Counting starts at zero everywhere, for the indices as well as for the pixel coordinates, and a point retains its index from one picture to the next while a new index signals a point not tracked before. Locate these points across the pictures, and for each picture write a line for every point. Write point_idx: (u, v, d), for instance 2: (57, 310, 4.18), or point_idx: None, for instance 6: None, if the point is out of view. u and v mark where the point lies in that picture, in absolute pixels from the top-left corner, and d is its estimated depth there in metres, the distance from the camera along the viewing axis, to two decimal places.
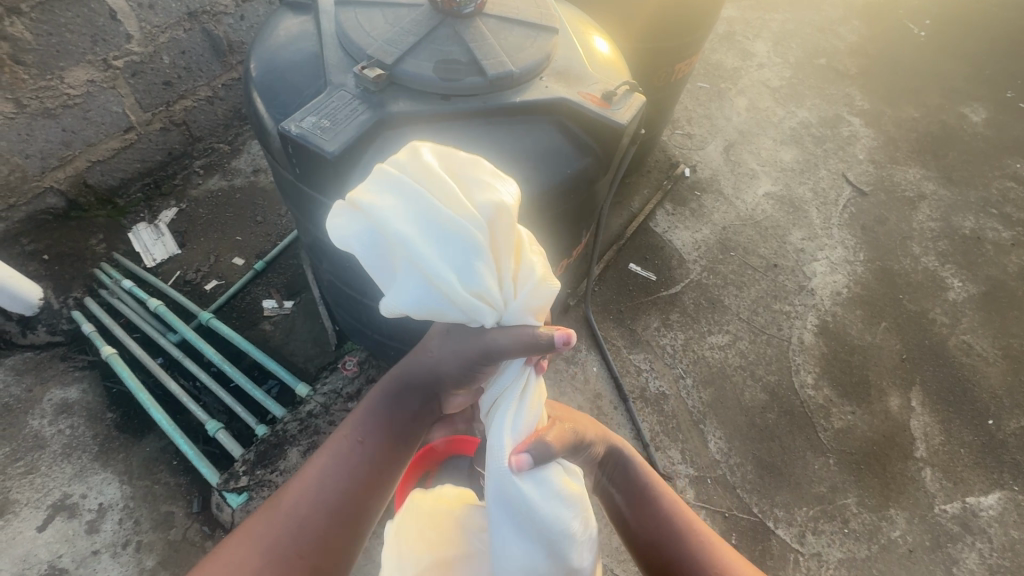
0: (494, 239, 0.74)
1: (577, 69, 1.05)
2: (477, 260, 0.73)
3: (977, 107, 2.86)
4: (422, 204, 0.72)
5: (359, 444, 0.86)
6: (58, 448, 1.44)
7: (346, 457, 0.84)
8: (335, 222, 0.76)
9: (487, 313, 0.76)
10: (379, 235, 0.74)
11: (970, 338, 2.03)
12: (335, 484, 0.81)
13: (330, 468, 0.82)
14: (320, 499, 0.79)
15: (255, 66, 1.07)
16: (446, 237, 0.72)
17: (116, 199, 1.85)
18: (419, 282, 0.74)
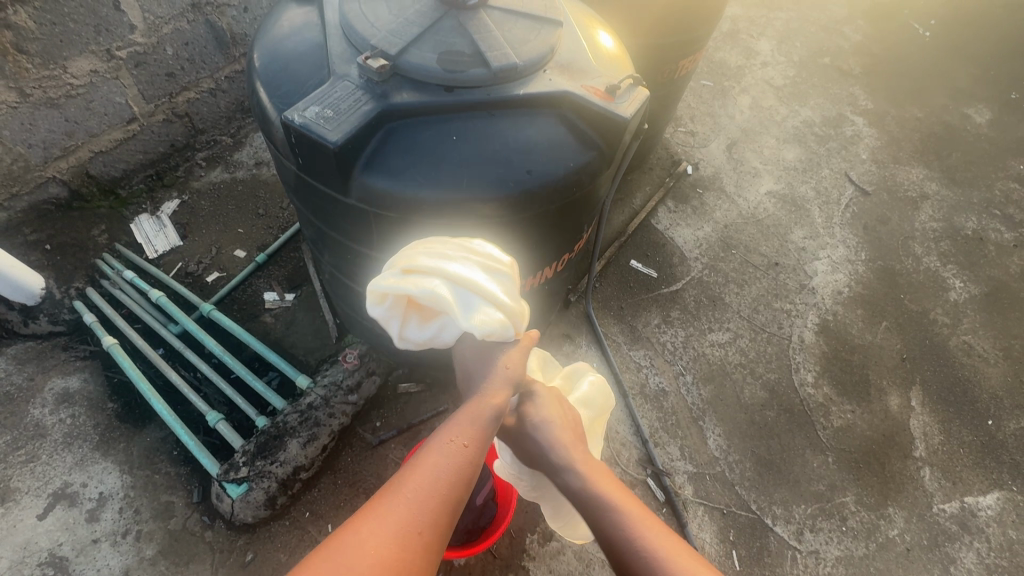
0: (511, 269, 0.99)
1: (582, 63, 1.05)
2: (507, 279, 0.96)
3: (981, 108, 2.86)
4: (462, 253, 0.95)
5: (464, 445, 0.79)
6: (59, 437, 1.45)
7: (453, 455, 0.77)
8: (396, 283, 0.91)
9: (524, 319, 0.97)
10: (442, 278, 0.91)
11: (970, 339, 2.03)
12: (446, 477, 0.75)
13: (442, 465, 0.76)
14: (439, 485, 0.74)
15: (258, 56, 1.06)
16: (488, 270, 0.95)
17: (119, 189, 1.85)
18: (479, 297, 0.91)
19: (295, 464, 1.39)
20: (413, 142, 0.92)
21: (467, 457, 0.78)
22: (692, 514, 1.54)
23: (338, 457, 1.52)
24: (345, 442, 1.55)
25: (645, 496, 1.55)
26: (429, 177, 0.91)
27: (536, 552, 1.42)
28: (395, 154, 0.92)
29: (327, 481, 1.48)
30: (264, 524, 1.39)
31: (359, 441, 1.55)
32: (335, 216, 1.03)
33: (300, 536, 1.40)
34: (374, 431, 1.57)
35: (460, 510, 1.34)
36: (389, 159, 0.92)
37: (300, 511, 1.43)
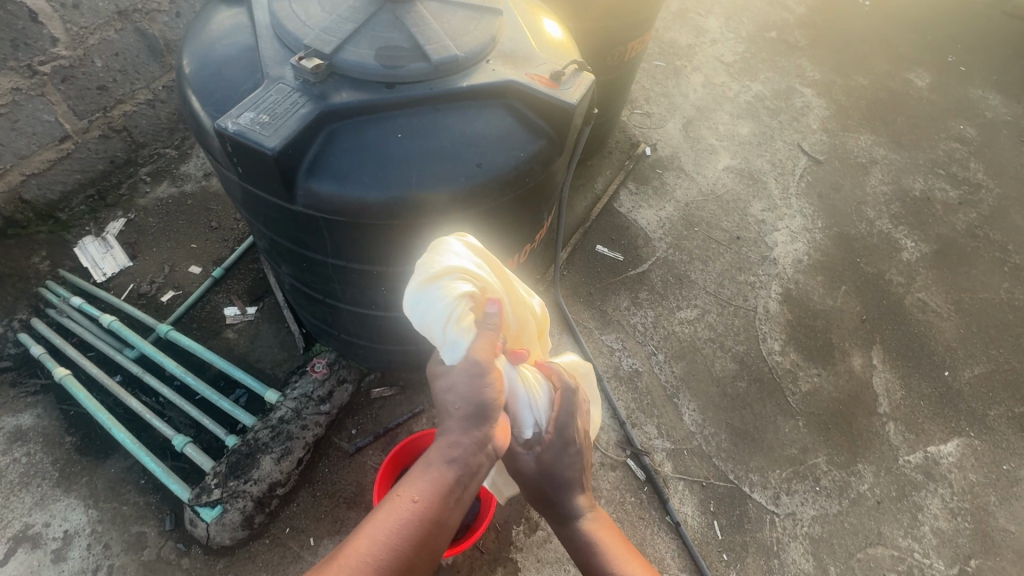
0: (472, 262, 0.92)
1: (525, 51, 1.03)
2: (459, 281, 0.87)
3: (921, 72, 2.96)
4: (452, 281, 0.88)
5: (413, 500, 0.73)
6: (15, 477, 1.38)
7: (398, 514, 0.72)
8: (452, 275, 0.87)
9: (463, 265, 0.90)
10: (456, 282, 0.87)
11: (924, 295, 2.12)
12: (386, 542, 0.70)
13: (385, 526, 0.71)
14: (374, 564, 0.68)
15: (188, 63, 1.01)
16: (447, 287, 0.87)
17: (58, 212, 1.75)
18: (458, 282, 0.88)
19: (270, 480, 1.36)
20: (357, 142, 0.90)
21: (416, 516, 0.72)
22: (673, 489, 1.58)
23: (315, 469, 1.48)
24: (322, 454, 1.51)
25: (626, 476, 1.57)
26: (375, 177, 0.89)
27: (522, 543, 1.43)
28: (338, 156, 0.89)
29: (306, 494, 1.45)
30: (243, 544, 1.35)
31: (336, 450, 1.52)
32: (284, 223, 1.00)
33: (281, 553, 1.36)
34: (351, 439, 1.54)
35: None
36: (333, 161, 0.89)
37: (280, 528, 1.39)
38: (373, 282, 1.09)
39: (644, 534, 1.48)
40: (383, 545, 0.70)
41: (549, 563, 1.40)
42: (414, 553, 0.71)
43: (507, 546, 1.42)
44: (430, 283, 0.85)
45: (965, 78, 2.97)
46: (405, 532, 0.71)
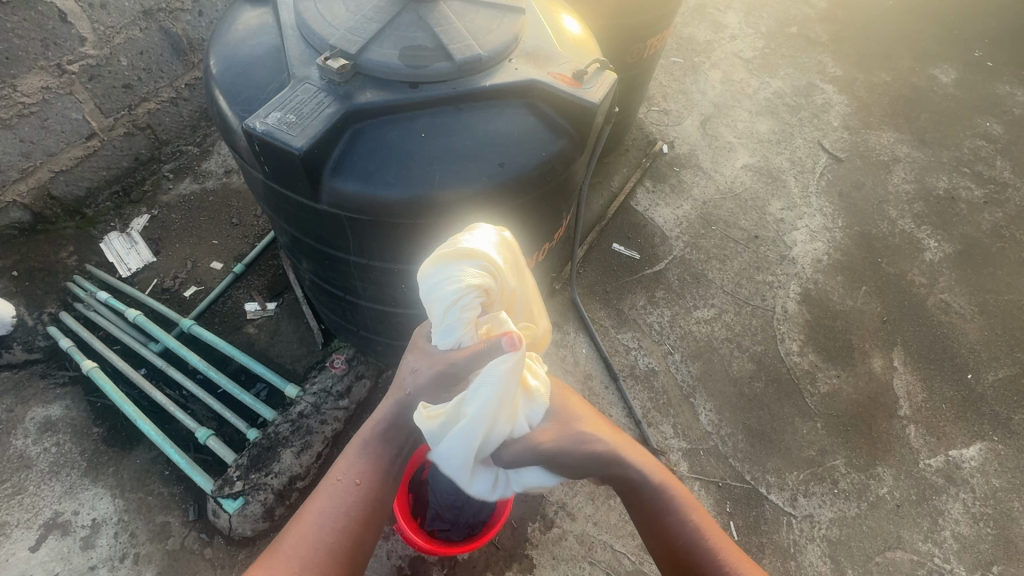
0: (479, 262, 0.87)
1: (547, 50, 1.03)
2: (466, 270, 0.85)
3: (947, 68, 2.89)
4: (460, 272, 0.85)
5: (354, 484, 0.88)
6: (45, 467, 1.42)
7: (343, 497, 0.86)
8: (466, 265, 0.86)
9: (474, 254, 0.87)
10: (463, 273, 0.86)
11: (947, 297, 2.08)
12: (333, 525, 0.84)
13: (331, 508, 0.85)
14: (323, 536, 0.82)
15: (215, 62, 1.03)
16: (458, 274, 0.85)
17: (84, 209, 1.79)
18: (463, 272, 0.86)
19: (291, 473, 1.38)
20: (381, 141, 0.90)
21: (360, 496, 0.88)
22: (689, 489, 1.57)
23: (334, 463, 1.51)
24: (340, 448, 1.54)
25: None
26: (399, 176, 0.90)
27: (538, 540, 1.44)
28: (362, 156, 0.90)
29: None
30: (263, 536, 1.38)
31: None
32: (308, 221, 1.01)
33: None
34: None
35: (461, 506, 1.30)
36: (357, 160, 0.90)
37: None
38: (394, 279, 1.10)
39: None
40: (328, 523, 0.84)
41: (564, 560, 1.41)
42: (361, 529, 0.86)
43: (522, 542, 1.43)
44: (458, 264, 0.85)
45: (992, 74, 2.90)
46: (346, 506, 0.86)
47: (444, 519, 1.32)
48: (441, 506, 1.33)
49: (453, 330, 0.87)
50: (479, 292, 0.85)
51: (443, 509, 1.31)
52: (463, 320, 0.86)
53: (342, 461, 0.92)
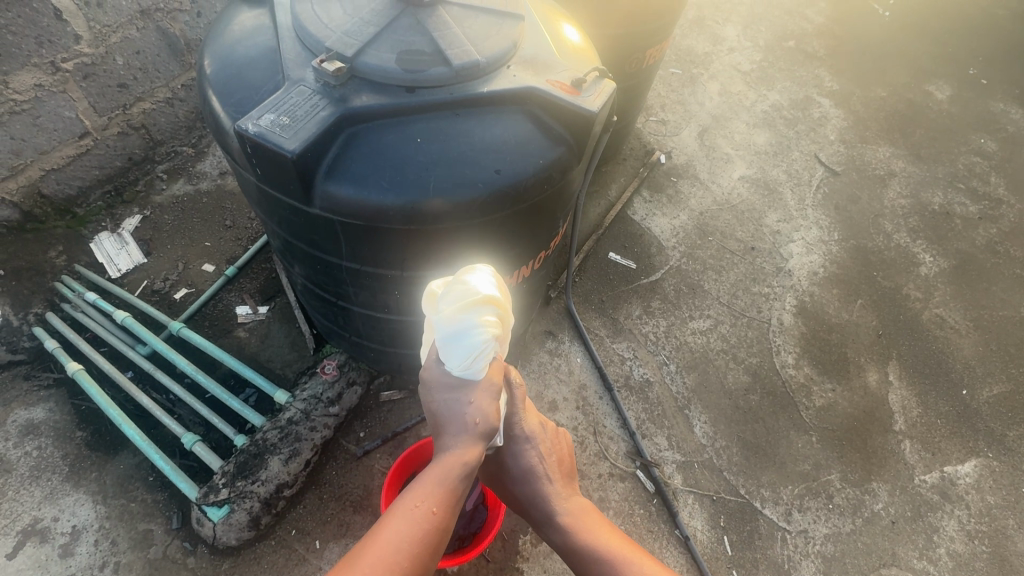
0: (496, 309, 0.89)
1: (546, 57, 1.02)
2: (479, 315, 0.85)
3: (941, 84, 2.92)
4: (467, 321, 0.85)
5: (433, 512, 0.79)
6: (25, 471, 1.38)
7: (421, 523, 0.78)
8: (476, 320, 0.85)
9: (486, 305, 0.87)
10: (470, 323, 0.85)
11: (943, 311, 2.08)
12: (410, 546, 0.76)
13: (405, 532, 0.76)
14: (401, 563, 0.74)
15: (209, 62, 1.02)
16: (465, 322, 0.85)
17: (75, 208, 1.76)
18: (472, 321, 0.85)
19: (278, 481, 1.36)
20: (375, 146, 0.89)
21: (435, 524, 0.78)
22: (683, 503, 1.55)
23: (322, 471, 1.48)
24: (330, 456, 1.51)
25: (635, 488, 1.56)
26: (394, 181, 0.89)
27: (528, 553, 1.41)
28: (357, 160, 0.89)
29: (313, 496, 1.44)
30: (249, 545, 1.35)
31: (343, 453, 1.51)
32: (300, 224, 0.99)
33: (287, 555, 1.35)
34: (359, 441, 1.53)
35: None
36: (351, 164, 0.88)
37: (286, 530, 1.39)
38: (387, 285, 1.08)
39: (652, 546, 1.47)
40: (405, 546, 0.75)
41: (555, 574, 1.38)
42: (431, 553, 0.78)
43: (513, 555, 1.40)
44: (469, 309, 0.86)
45: (986, 91, 2.93)
46: (421, 530, 0.77)
47: None
48: None
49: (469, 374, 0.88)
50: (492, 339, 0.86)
51: None
52: (483, 363, 0.87)
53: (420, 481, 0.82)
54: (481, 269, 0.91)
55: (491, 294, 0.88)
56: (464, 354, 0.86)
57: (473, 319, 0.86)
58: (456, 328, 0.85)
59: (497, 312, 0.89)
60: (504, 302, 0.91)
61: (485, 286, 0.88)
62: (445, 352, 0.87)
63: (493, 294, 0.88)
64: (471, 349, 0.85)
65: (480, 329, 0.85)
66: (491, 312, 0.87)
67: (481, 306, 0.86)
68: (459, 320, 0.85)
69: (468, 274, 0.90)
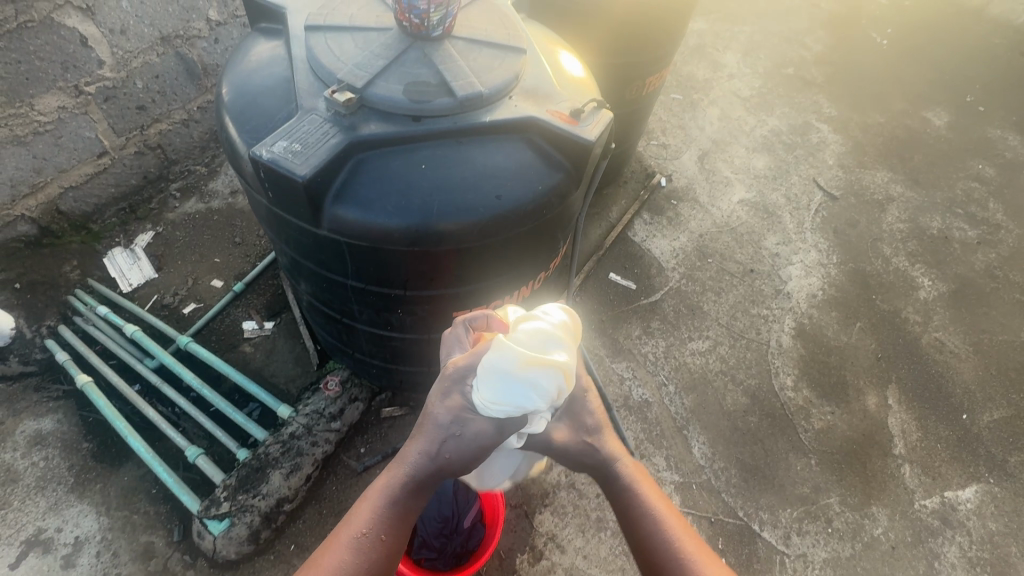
0: (561, 385, 0.87)
1: (546, 88, 1.07)
2: (548, 382, 0.84)
3: (939, 111, 2.97)
4: (535, 379, 0.82)
5: (381, 538, 0.88)
6: (32, 481, 1.41)
7: (367, 552, 0.87)
8: (541, 383, 0.83)
9: (558, 377, 0.85)
10: (536, 382, 0.83)
11: (942, 335, 2.09)
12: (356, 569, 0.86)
13: (351, 559, 0.86)
14: None
15: (227, 90, 1.07)
16: (535, 379, 0.82)
17: (90, 224, 1.81)
18: (536, 382, 0.83)
19: (278, 496, 1.37)
20: (382, 172, 0.94)
21: (381, 550, 0.88)
22: None
23: (323, 486, 1.49)
24: (330, 471, 1.53)
25: None
26: (399, 205, 0.93)
27: (525, 572, 1.42)
28: (364, 185, 0.93)
29: (313, 511, 1.45)
30: (248, 559, 1.36)
31: (343, 468, 1.53)
32: (308, 244, 1.03)
33: (285, 570, 1.36)
34: (359, 457, 1.55)
35: (448, 534, 1.32)
36: (359, 188, 0.93)
37: (285, 545, 1.40)
38: (391, 303, 1.12)
39: None
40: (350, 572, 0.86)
41: None
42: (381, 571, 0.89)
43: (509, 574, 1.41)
44: (545, 372, 0.84)
45: (983, 118, 2.98)
46: (366, 558, 0.87)
47: (431, 547, 1.31)
48: (428, 533, 1.32)
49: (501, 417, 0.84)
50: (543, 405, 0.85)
51: (429, 537, 1.31)
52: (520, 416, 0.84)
53: (370, 508, 0.90)
54: (559, 336, 0.91)
55: (568, 372, 0.87)
56: (515, 401, 0.82)
57: (544, 380, 0.83)
58: (523, 375, 0.82)
59: (562, 387, 0.87)
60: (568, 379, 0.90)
61: (558, 355, 0.88)
62: (490, 380, 0.82)
63: (566, 370, 0.87)
64: (522, 401, 0.82)
65: (543, 393, 0.83)
66: (556, 384, 0.86)
67: (552, 375, 0.84)
68: (529, 372, 0.82)
69: (546, 337, 0.89)
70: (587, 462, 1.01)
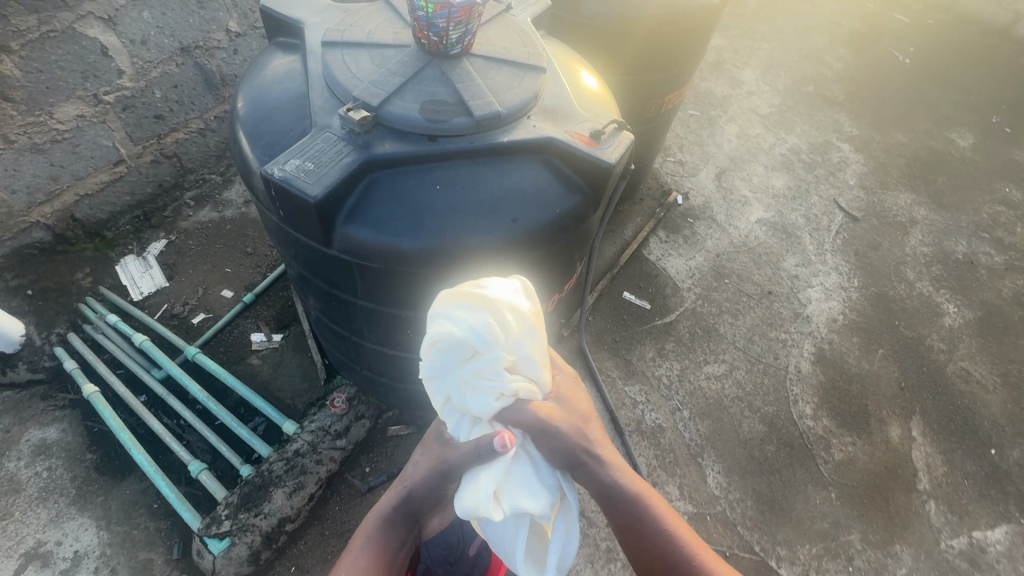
0: (496, 324, 0.77)
1: (566, 108, 1.04)
2: (463, 314, 0.77)
3: (964, 132, 2.91)
4: (445, 314, 0.78)
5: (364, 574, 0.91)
6: (34, 492, 1.39)
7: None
8: (454, 317, 0.77)
9: (480, 312, 0.76)
10: (448, 319, 0.78)
11: (968, 365, 2.01)
12: None
13: None
14: None
15: (241, 104, 1.06)
16: (446, 313, 0.78)
17: (104, 231, 1.82)
18: (449, 317, 0.78)
19: (280, 515, 1.34)
20: (395, 192, 0.91)
21: None
22: None
23: (326, 506, 1.46)
24: (334, 490, 1.49)
25: None
26: (411, 227, 0.90)
27: None
28: (377, 205, 0.90)
29: (315, 532, 1.42)
30: None
31: (347, 488, 1.49)
32: (318, 264, 1.01)
33: None
34: (364, 477, 1.51)
35: (453, 562, 1.28)
36: (371, 208, 0.90)
37: (286, 566, 1.36)
38: (401, 324, 1.09)
39: None
40: None
41: None
42: None
43: None
44: (457, 302, 0.78)
45: (1010, 140, 2.91)
46: None
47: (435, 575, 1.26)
48: (432, 561, 1.27)
49: (441, 373, 0.80)
50: (465, 343, 0.76)
51: (433, 564, 1.27)
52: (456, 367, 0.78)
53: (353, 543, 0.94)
54: (505, 283, 0.82)
55: (495, 302, 0.77)
56: (441, 349, 0.79)
57: (456, 312, 0.78)
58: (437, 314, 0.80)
59: (498, 329, 0.77)
60: (512, 318, 0.78)
61: (488, 293, 0.80)
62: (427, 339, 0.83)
63: (493, 302, 0.78)
64: (442, 344, 0.78)
65: (459, 327, 0.76)
66: (483, 320, 0.77)
67: (470, 307, 0.77)
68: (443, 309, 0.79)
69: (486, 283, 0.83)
70: (586, 476, 0.89)
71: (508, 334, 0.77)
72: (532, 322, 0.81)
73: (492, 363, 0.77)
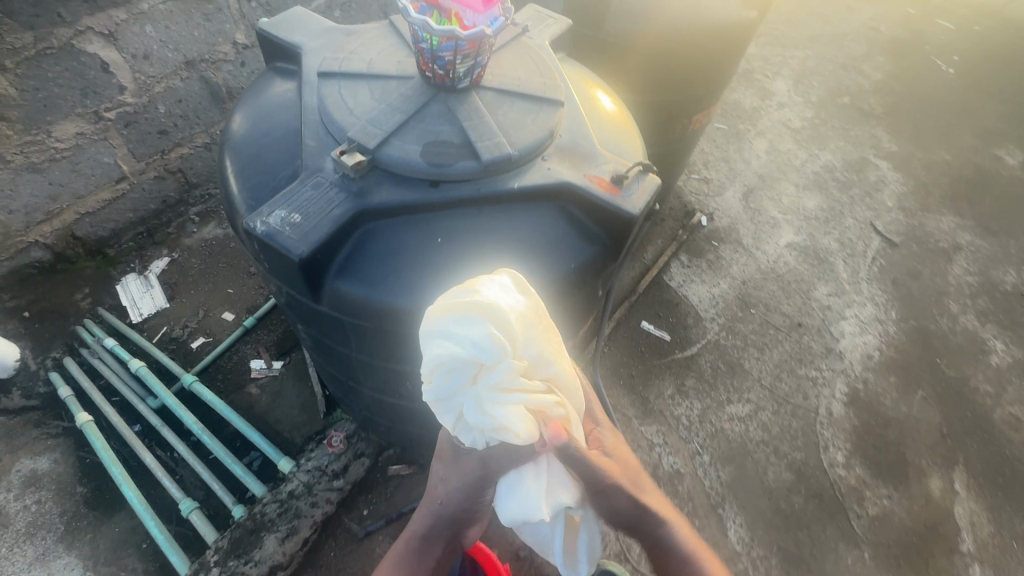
0: (500, 333, 0.68)
1: (585, 146, 0.94)
2: (463, 327, 0.67)
3: (1013, 149, 2.71)
4: (442, 329, 0.68)
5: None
6: (21, 527, 1.34)
7: None
8: (452, 328, 0.68)
9: (480, 318, 0.68)
10: (446, 334, 0.68)
11: (1017, 410, 1.85)
12: None
13: None
14: None
15: (232, 138, 0.98)
16: (442, 329, 0.68)
17: (106, 249, 1.77)
18: (447, 333, 0.68)
19: (272, 562, 1.28)
20: (391, 245, 0.82)
21: None
22: None
23: (320, 552, 1.37)
24: (329, 533, 1.40)
25: None
26: (408, 284, 0.81)
27: None
28: (370, 259, 0.82)
29: None
30: None
31: (343, 532, 1.40)
32: (308, 316, 0.92)
33: None
34: (361, 520, 1.42)
35: None
36: (364, 263, 0.82)
37: None
38: (398, 378, 1.00)
39: None
40: None
41: None
42: None
43: None
44: (452, 313, 0.68)
45: None
46: None
47: None
48: None
49: (446, 395, 0.71)
50: (473, 359, 0.68)
51: None
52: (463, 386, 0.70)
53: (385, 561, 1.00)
54: (497, 279, 0.73)
55: (494, 306, 0.68)
56: (440, 371, 0.69)
57: (453, 323, 0.68)
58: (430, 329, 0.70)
59: (504, 335, 0.68)
60: (514, 318, 0.70)
61: (485, 295, 0.70)
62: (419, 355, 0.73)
63: (494, 307, 0.69)
64: (443, 367, 0.69)
65: (462, 346, 0.67)
66: (485, 330, 0.68)
67: (469, 316, 0.68)
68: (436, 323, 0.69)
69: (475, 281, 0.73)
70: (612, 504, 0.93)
71: (514, 338, 0.69)
72: (534, 321, 0.72)
73: (503, 374, 0.68)
